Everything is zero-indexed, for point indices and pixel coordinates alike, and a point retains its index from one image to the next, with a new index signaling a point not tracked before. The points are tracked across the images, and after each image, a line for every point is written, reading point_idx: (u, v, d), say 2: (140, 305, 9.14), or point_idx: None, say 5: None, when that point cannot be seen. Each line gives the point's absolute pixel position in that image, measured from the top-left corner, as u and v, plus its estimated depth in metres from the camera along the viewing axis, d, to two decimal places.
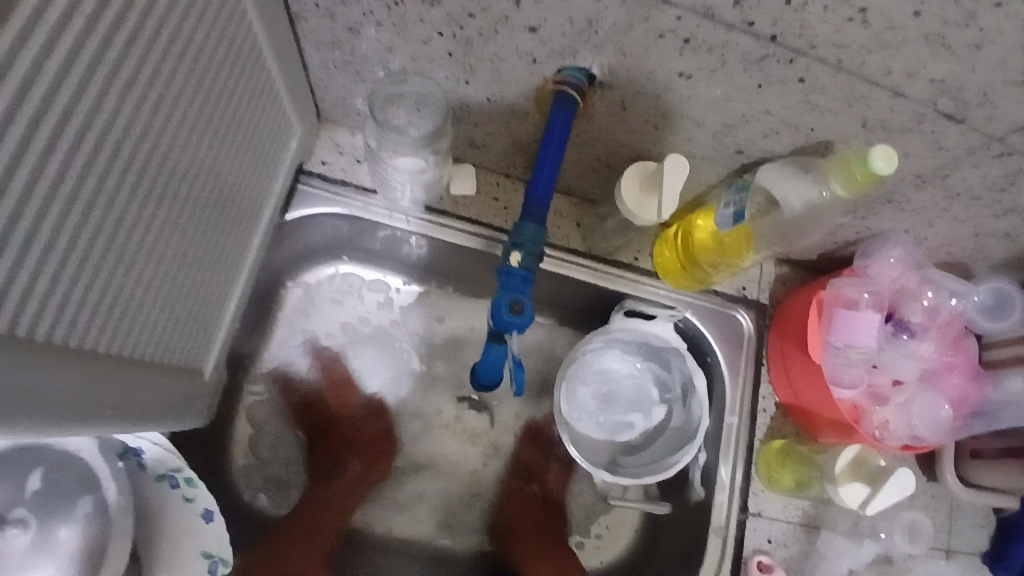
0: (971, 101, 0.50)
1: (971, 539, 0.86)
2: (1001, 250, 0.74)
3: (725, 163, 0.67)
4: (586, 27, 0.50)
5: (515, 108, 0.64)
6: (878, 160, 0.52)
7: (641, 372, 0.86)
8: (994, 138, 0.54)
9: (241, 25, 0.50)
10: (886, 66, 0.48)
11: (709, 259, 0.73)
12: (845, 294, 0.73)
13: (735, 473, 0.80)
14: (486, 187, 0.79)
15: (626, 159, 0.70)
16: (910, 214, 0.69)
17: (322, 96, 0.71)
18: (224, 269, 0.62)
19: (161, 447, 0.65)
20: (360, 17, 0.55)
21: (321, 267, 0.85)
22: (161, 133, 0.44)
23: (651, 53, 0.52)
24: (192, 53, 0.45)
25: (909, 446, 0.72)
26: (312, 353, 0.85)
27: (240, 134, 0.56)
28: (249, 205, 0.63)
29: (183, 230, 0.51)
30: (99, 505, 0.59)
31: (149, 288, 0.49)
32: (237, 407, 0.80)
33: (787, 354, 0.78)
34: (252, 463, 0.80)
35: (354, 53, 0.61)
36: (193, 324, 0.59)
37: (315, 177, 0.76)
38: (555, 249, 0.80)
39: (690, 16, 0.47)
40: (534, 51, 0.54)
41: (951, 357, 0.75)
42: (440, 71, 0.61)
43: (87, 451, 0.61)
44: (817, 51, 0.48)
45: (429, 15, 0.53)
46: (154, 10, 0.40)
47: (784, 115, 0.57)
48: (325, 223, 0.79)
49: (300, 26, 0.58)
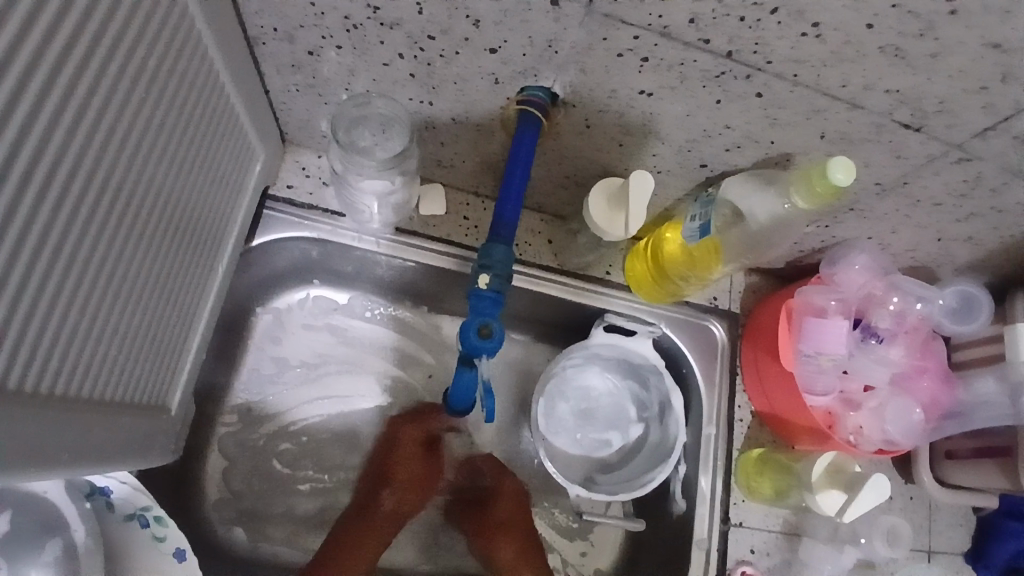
0: (930, 110, 0.51)
1: (951, 539, 0.87)
2: (963, 253, 0.75)
3: (691, 177, 0.68)
4: (547, 48, 0.51)
5: (481, 128, 0.64)
6: (838, 172, 0.53)
7: (619, 390, 0.87)
8: (953, 145, 0.55)
9: (197, 52, 0.49)
10: (843, 80, 0.49)
11: (679, 272, 0.74)
12: (814, 302, 0.75)
13: (715, 484, 0.80)
14: (455, 207, 0.79)
15: (594, 175, 0.70)
16: (873, 221, 0.71)
17: (285, 120, 0.70)
18: (188, 300, 0.61)
19: (130, 486, 0.62)
20: (321, 41, 0.55)
21: (291, 292, 0.84)
22: (116, 163, 0.43)
23: (613, 72, 0.52)
24: (146, 81, 0.44)
25: (884, 450, 0.73)
26: (286, 380, 0.83)
27: (201, 161, 0.55)
28: (212, 232, 0.62)
29: (143, 264, 0.50)
30: (66, 547, 0.58)
31: (108, 322, 0.47)
32: (207, 438, 0.79)
33: (760, 364, 0.79)
34: (224, 496, 0.79)
35: (316, 76, 0.61)
36: (157, 359, 0.57)
37: (281, 201, 0.75)
38: (526, 266, 0.80)
39: (648, 35, 0.47)
40: (497, 72, 0.55)
41: (921, 360, 0.77)
42: (404, 92, 0.61)
43: (52, 492, 0.59)
44: (774, 67, 0.49)
45: (390, 38, 0.53)
46: (105, 39, 0.39)
47: (745, 129, 0.57)
48: (294, 247, 0.78)
49: (260, 50, 0.58)
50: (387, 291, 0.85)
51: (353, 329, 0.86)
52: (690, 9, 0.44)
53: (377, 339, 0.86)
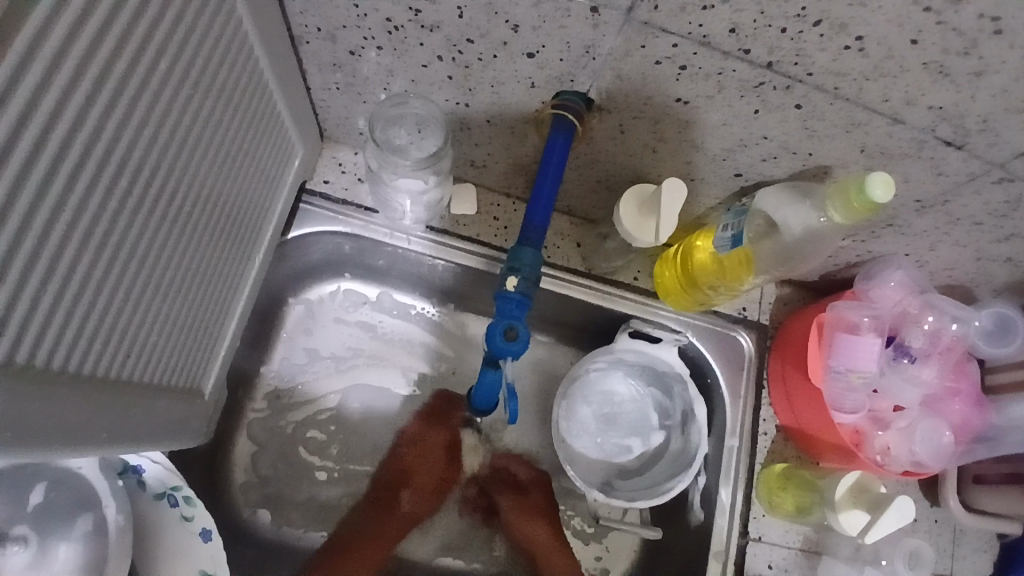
0: (972, 128, 0.50)
1: (975, 566, 0.84)
2: (1004, 274, 0.73)
3: (723, 186, 0.67)
4: (583, 54, 0.51)
5: (514, 130, 0.65)
6: (877, 188, 0.52)
7: (642, 397, 0.86)
8: (996, 164, 0.54)
9: (243, 51, 0.51)
10: (885, 94, 0.48)
11: (709, 281, 0.73)
12: (846, 317, 0.72)
13: (735, 497, 0.79)
14: (486, 207, 0.80)
15: (626, 181, 0.70)
16: (911, 237, 0.69)
17: (324, 116, 0.71)
18: (225, 288, 0.63)
19: (162, 466, 0.65)
20: (362, 41, 0.56)
21: (323, 284, 0.85)
22: (160, 156, 0.45)
23: (649, 79, 0.52)
24: (192, 79, 0.46)
25: (910, 472, 0.72)
26: (316, 369, 0.85)
27: (241, 157, 0.57)
28: (250, 224, 0.64)
29: (185, 251, 0.52)
30: (98, 523, 0.60)
31: (147, 310, 0.49)
32: (238, 423, 0.81)
33: (788, 377, 0.77)
34: (250, 480, 0.81)
35: (356, 75, 0.62)
36: (193, 344, 0.60)
37: (317, 195, 0.77)
38: (554, 269, 0.80)
39: (687, 43, 0.47)
40: (534, 76, 0.55)
41: (954, 383, 0.75)
42: (440, 94, 0.62)
43: (87, 468, 0.61)
44: (814, 79, 0.48)
45: (429, 40, 0.54)
46: (155, 38, 0.40)
47: (782, 140, 0.57)
48: (327, 240, 0.79)
49: (303, 49, 0.59)
50: (417, 288, 0.87)
51: (382, 325, 0.87)
52: (731, 19, 0.44)
53: (408, 333, 0.88)
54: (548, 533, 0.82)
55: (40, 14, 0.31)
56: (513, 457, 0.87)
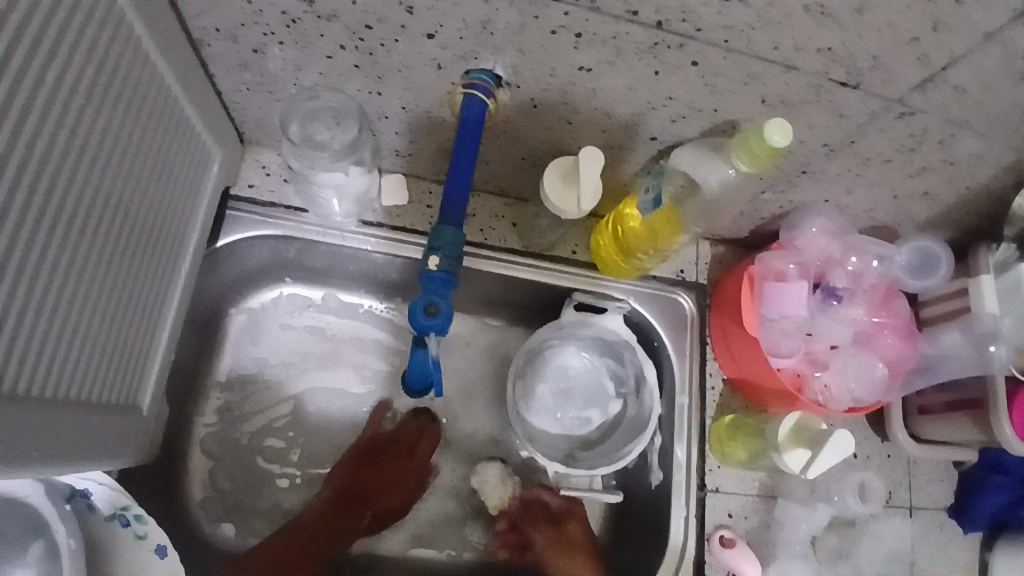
0: (864, 66, 0.53)
1: (933, 493, 0.88)
2: (921, 210, 0.77)
3: (643, 151, 0.69)
4: (482, 30, 0.51)
5: (431, 115, 0.65)
6: (774, 134, 0.54)
7: (596, 368, 0.88)
8: (895, 100, 0.57)
9: (141, 56, 0.50)
10: (775, 42, 0.51)
11: (642, 247, 0.75)
12: (773, 267, 0.76)
13: (691, 453, 0.81)
14: (418, 196, 0.80)
15: (548, 155, 0.71)
16: (825, 183, 0.72)
17: (241, 119, 0.71)
18: (151, 299, 0.61)
19: (108, 486, 0.64)
20: (263, 37, 0.56)
21: (264, 291, 0.85)
22: (67, 161, 0.43)
23: (550, 50, 0.53)
24: (91, 83, 0.44)
25: (854, 409, 0.75)
26: (264, 377, 0.84)
27: (154, 162, 0.55)
28: (171, 233, 0.63)
29: (106, 262, 0.51)
30: (51, 548, 0.60)
31: (72, 323, 0.48)
32: (190, 440, 0.80)
33: (727, 331, 0.80)
34: (209, 495, 0.80)
35: (264, 74, 0.62)
36: (124, 358, 0.58)
37: (243, 201, 0.76)
38: (492, 251, 0.81)
39: (577, 11, 0.48)
40: (439, 57, 0.56)
41: (883, 317, 0.79)
42: (352, 84, 0.62)
43: (34, 497, 0.60)
44: (704, 34, 0.50)
45: (329, 30, 0.54)
46: (44, 39, 0.39)
47: (687, 99, 0.59)
48: (260, 246, 0.78)
49: (205, 51, 0.59)
50: (360, 285, 0.87)
51: (329, 327, 0.87)
52: None
53: (357, 330, 0.87)
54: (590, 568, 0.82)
55: None
56: (546, 489, 0.87)
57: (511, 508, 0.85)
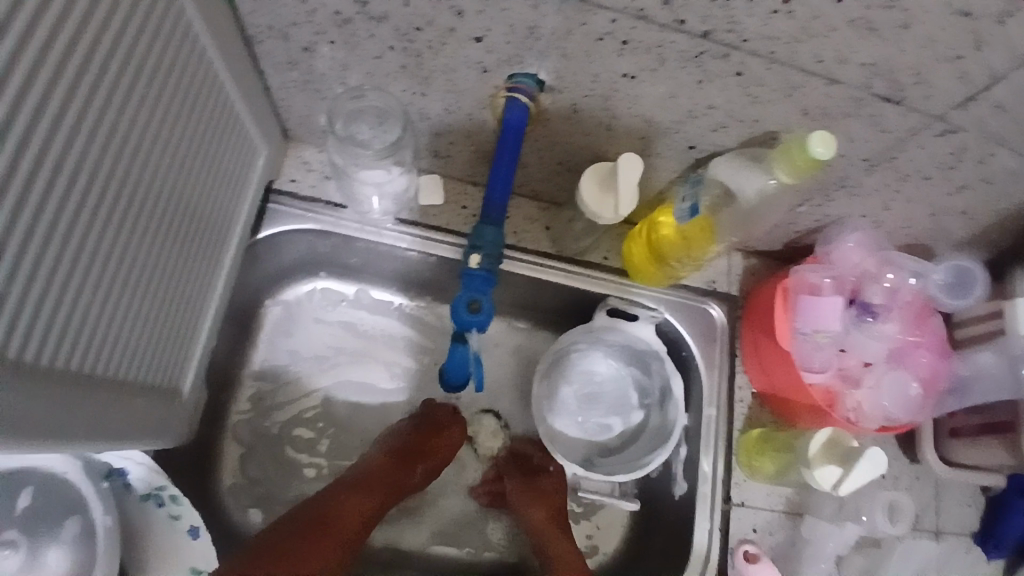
0: (908, 81, 0.52)
1: (960, 518, 0.86)
2: (960, 228, 0.76)
3: (680, 159, 0.69)
4: (528, 35, 0.52)
5: (473, 117, 0.66)
6: (816, 146, 0.54)
7: (622, 377, 0.88)
8: (936, 116, 0.56)
9: (196, 52, 0.52)
10: (818, 54, 0.50)
11: (676, 256, 0.75)
12: (807, 280, 0.76)
13: (717, 466, 0.81)
14: (454, 197, 0.81)
15: (585, 160, 0.72)
16: (864, 198, 0.71)
17: (287, 116, 0.73)
18: (195, 289, 0.64)
19: (145, 466, 0.64)
20: (314, 37, 0.58)
21: (299, 285, 0.87)
22: (122, 151, 0.46)
23: (593, 56, 0.54)
24: (147, 79, 0.46)
25: (886, 427, 0.75)
26: (296, 368, 0.86)
27: (203, 157, 0.58)
28: (216, 226, 0.65)
29: (154, 250, 0.53)
30: (86, 526, 0.61)
31: (118, 308, 0.50)
32: (224, 426, 0.82)
33: (758, 344, 0.79)
34: (239, 482, 0.82)
35: (312, 73, 0.63)
36: (168, 344, 0.60)
37: (285, 195, 0.78)
38: (525, 253, 0.82)
39: (624, 18, 0.49)
40: (483, 60, 0.57)
41: (916, 336, 0.77)
42: (396, 85, 0.63)
43: (73, 474, 0.62)
44: (749, 45, 0.50)
45: (379, 32, 0.55)
46: (107, 35, 0.41)
47: (728, 109, 0.59)
48: (299, 240, 0.80)
49: (258, 49, 0.61)
50: (393, 283, 0.88)
51: (361, 322, 0.88)
52: None
53: (388, 326, 0.89)
54: (546, 515, 0.80)
55: None
56: (530, 444, 0.88)
57: (499, 458, 0.87)
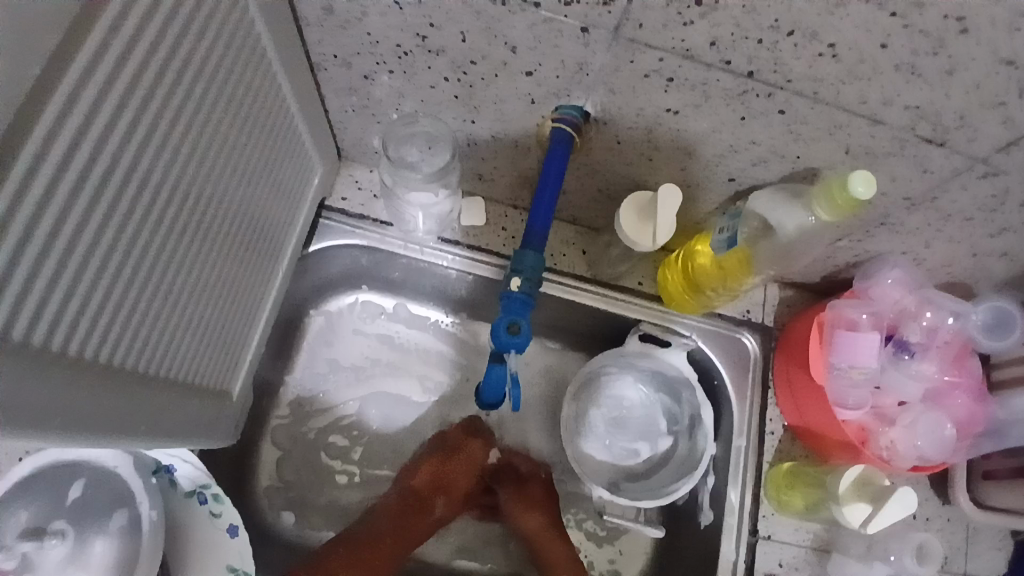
0: (951, 125, 0.53)
1: (994, 565, 0.83)
2: (1002, 270, 0.75)
3: (719, 191, 0.70)
4: (577, 71, 0.55)
5: (518, 144, 0.69)
6: (858, 185, 0.55)
7: (652, 402, 0.88)
8: (978, 159, 0.56)
9: (267, 78, 0.56)
10: (862, 96, 0.52)
11: (711, 285, 0.76)
12: (845, 315, 0.75)
13: (744, 497, 0.80)
14: (495, 218, 0.84)
15: (625, 189, 0.74)
16: (905, 235, 0.71)
17: (342, 137, 0.77)
18: (250, 297, 0.67)
19: (192, 465, 0.70)
20: (374, 66, 0.61)
21: (341, 296, 0.90)
22: (197, 169, 0.49)
23: (639, 92, 0.56)
24: (224, 103, 0.50)
25: (918, 467, 0.73)
26: (334, 377, 0.89)
27: (266, 175, 0.61)
28: (273, 239, 0.69)
29: (214, 260, 0.56)
30: (132, 518, 0.64)
31: (181, 313, 0.53)
32: (263, 430, 0.85)
33: (792, 377, 0.79)
34: (274, 484, 0.85)
35: (370, 98, 0.67)
36: (222, 349, 0.64)
37: (335, 211, 0.82)
38: (561, 276, 0.84)
39: (671, 57, 0.51)
40: (532, 93, 0.59)
41: (954, 376, 0.76)
42: (448, 112, 0.66)
43: (123, 468, 0.65)
44: (794, 85, 0.52)
45: (436, 63, 0.58)
46: (192, 64, 0.45)
47: (770, 145, 0.60)
48: (345, 254, 0.84)
49: (321, 75, 0.65)
50: (431, 299, 0.91)
51: (398, 335, 0.91)
52: (710, 33, 0.48)
53: (424, 341, 0.91)
54: (544, 523, 0.83)
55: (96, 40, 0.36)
56: (516, 454, 0.89)
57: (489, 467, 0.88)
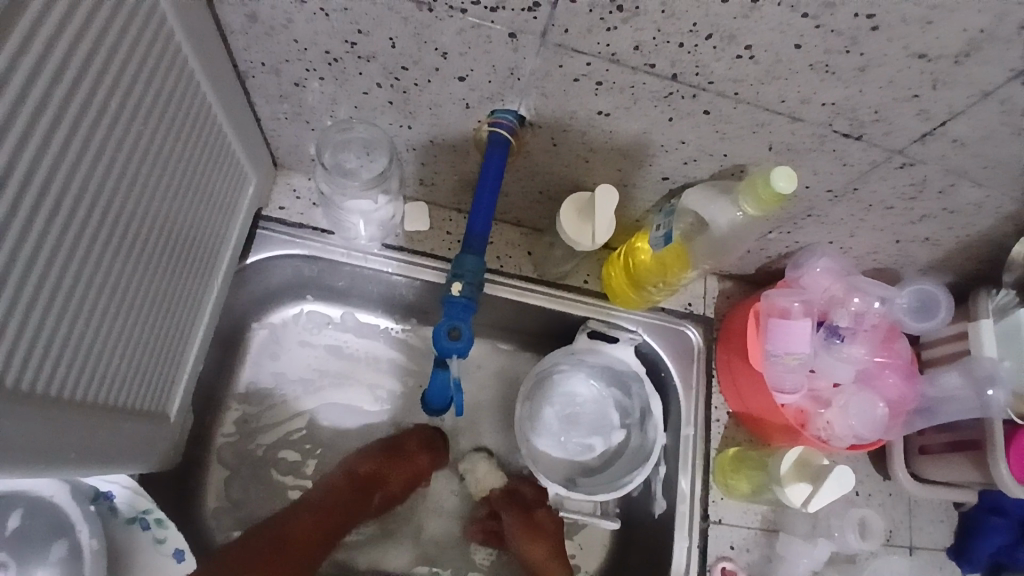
0: (867, 119, 0.56)
1: (929, 533, 0.88)
2: (924, 254, 0.79)
3: (655, 190, 0.72)
4: (509, 75, 0.55)
5: (457, 148, 0.69)
6: (780, 180, 0.57)
7: (603, 397, 0.90)
8: (895, 151, 0.60)
9: (191, 86, 0.54)
10: (782, 95, 0.54)
11: (652, 280, 0.78)
12: (779, 304, 0.79)
13: (694, 485, 0.83)
14: (439, 223, 0.84)
15: (565, 190, 0.75)
16: (831, 225, 0.75)
17: (276, 146, 0.75)
18: (185, 313, 0.65)
19: (130, 488, 0.66)
20: (305, 73, 0.60)
21: (285, 308, 0.88)
22: (120, 183, 0.47)
23: (571, 95, 0.57)
24: (146, 113, 0.48)
25: (855, 446, 0.77)
26: (281, 391, 0.87)
27: (195, 186, 0.60)
28: (206, 252, 0.66)
29: (143, 277, 0.54)
30: (73, 548, 0.62)
31: (110, 333, 0.51)
32: (207, 449, 0.83)
33: (733, 366, 0.82)
34: (223, 504, 0.82)
35: (302, 105, 0.66)
36: (156, 368, 0.62)
37: (273, 221, 0.80)
38: (507, 277, 0.84)
39: (599, 61, 0.52)
40: (467, 97, 0.60)
41: (884, 357, 0.81)
42: (384, 118, 0.66)
43: (60, 497, 0.62)
44: (716, 86, 0.54)
45: (367, 69, 0.58)
46: (109, 74, 0.43)
47: (699, 143, 0.62)
48: (286, 265, 0.82)
49: (250, 83, 0.63)
50: (378, 306, 0.90)
51: (347, 345, 0.90)
52: (634, 37, 0.49)
53: (374, 349, 0.90)
54: (546, 553, 0.82)
55: (6, 48, 0.34)
56: (523, 480, 0.89)
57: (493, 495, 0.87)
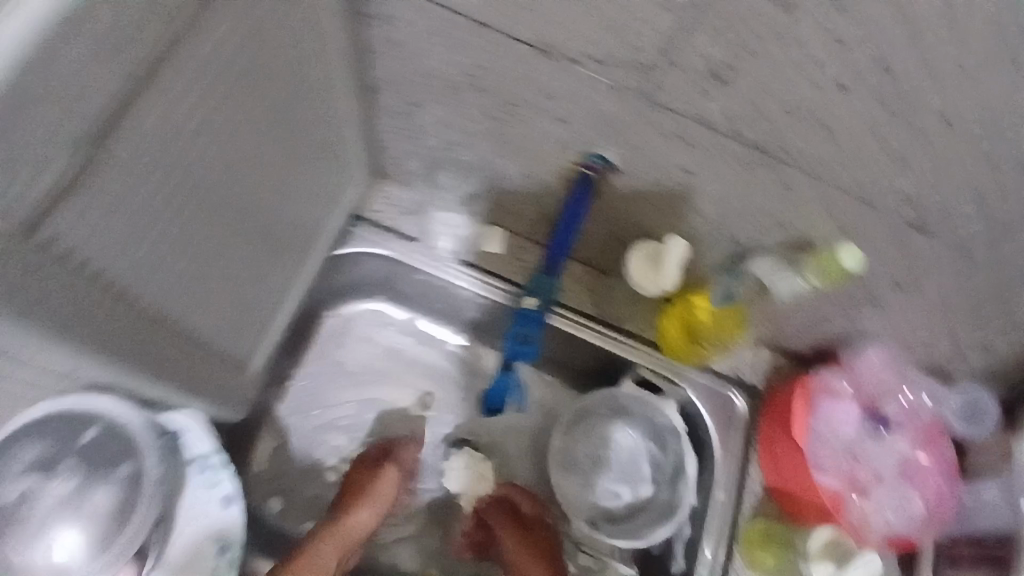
0: (936, 213, 0.58)
1: None
2: None
3: (720, 251, 0.75)
4: (604, 124, 0.62)
5: (543, 182, 0.75)
6: (847, 258, 0.64)
7: (638, 447, 0.89)
8: (963, 250, 0.60)
9: (327, 94, 0.63)
10: (855, 178, 0.57)
11: (707, 335, 0.83)
12: (829, 385, 0.82)
13: (717, 552, 0.83)
14: (512, 248, 0.89)
15: (635, 238, 0.79)
16: (893, 317, 0.74)
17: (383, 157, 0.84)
18: (276, 283, 0.73)
19: (199, 429, 0.73)
20: (424, 97, 0.69)
21: (357, 302, 0.95)
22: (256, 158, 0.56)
23: (658, 150, 0.62)
24: (290, 109, 0.57)
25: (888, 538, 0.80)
26: (338, 377, 0.93)
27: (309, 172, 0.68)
28: (306, 233, 0.75)
29: (251, 241, 0.62)
30: (136, 473, 0.69)
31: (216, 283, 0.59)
32: (264, 418, 0.90)
33: (774, 440, 0.83)
34: (267, 472, 0.88)
35: (415, 124, 0.74)
36: (242, 326, 0.69)
37: (366, 223, 0.88)
38: (566, 310, 0.88)
39: (689, 121, 0.57)
40: (562, 138, 0.66)
41: (928, 456, 0.80)
42: (484, 145, 0.73)
43: (133, 424, 0.68)
44: (795, 160, 0.57)
45: (480, 101, 0.66)
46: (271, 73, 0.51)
47: (771, 212, 0.65)
48: (369, 263, 0.89)
49: (376, 98, 0.72)
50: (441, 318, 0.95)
51: (404, 346, 0.95)
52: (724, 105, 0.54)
53: (428, 355, 0.96)
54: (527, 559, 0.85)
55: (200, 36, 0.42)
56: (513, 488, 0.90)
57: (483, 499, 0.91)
